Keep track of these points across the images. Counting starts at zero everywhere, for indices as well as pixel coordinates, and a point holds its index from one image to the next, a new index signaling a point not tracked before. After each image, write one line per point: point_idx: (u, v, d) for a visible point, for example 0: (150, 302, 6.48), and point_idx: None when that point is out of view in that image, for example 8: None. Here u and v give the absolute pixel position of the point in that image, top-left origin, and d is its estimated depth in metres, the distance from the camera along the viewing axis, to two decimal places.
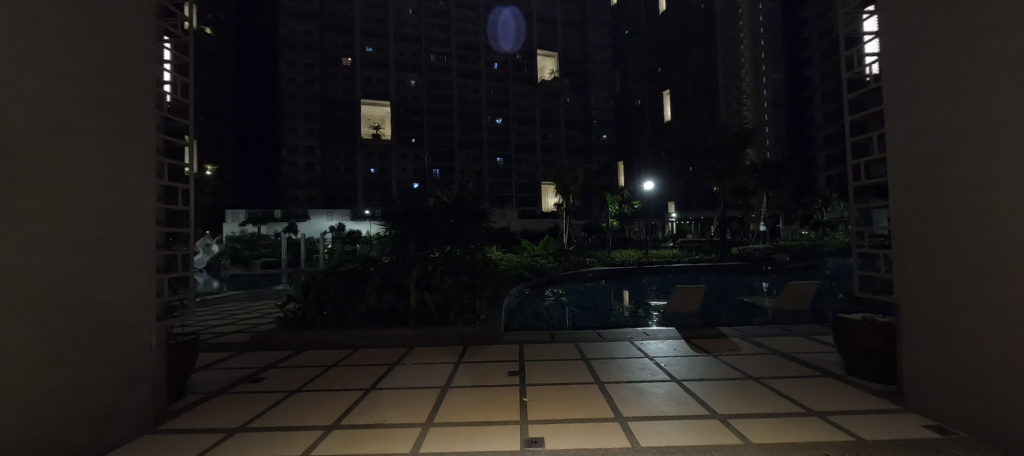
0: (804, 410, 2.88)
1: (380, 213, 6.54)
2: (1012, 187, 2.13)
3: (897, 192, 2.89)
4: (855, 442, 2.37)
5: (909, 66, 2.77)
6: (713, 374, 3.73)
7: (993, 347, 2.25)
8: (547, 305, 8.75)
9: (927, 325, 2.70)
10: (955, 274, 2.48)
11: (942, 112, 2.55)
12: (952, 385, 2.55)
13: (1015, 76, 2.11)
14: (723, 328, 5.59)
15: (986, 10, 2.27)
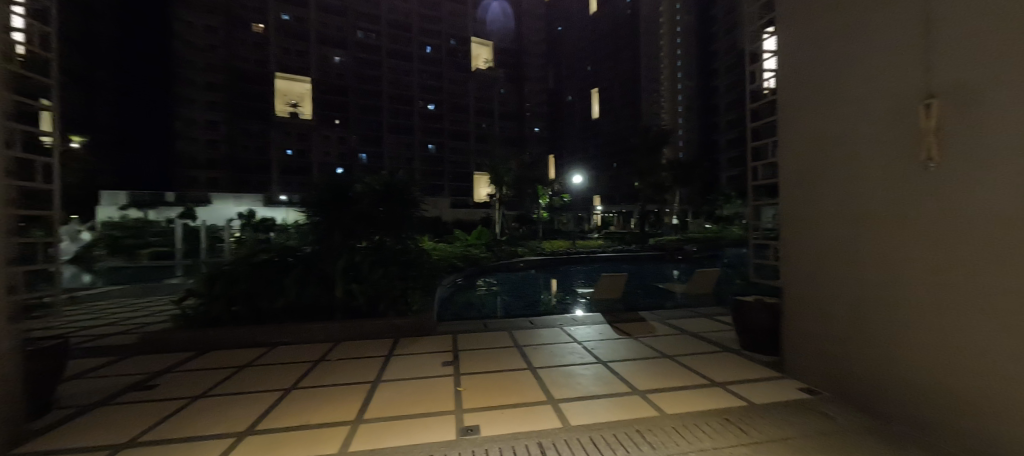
0: (709, 381, 3.37)
1: (300, 198, 5.83)
2: (871, 192, 2.67)
3: (785, 192, 3.44)
4: (748, 406, 2.86)
5: (801, 79, 3.25)
6: (634, 354, 4.14)
7: (854, 320, 2.83)
8: (480, 295, 8.84)
9: (803, 306, 3.30)
10: (826, 255, 3.05)
11: (824, 119, 3.05)
12: (821, 355, 3.16)
13: (869, 108, 2.68)
14: (643, 312, 6.20)
15: (865, 36, 2.71)
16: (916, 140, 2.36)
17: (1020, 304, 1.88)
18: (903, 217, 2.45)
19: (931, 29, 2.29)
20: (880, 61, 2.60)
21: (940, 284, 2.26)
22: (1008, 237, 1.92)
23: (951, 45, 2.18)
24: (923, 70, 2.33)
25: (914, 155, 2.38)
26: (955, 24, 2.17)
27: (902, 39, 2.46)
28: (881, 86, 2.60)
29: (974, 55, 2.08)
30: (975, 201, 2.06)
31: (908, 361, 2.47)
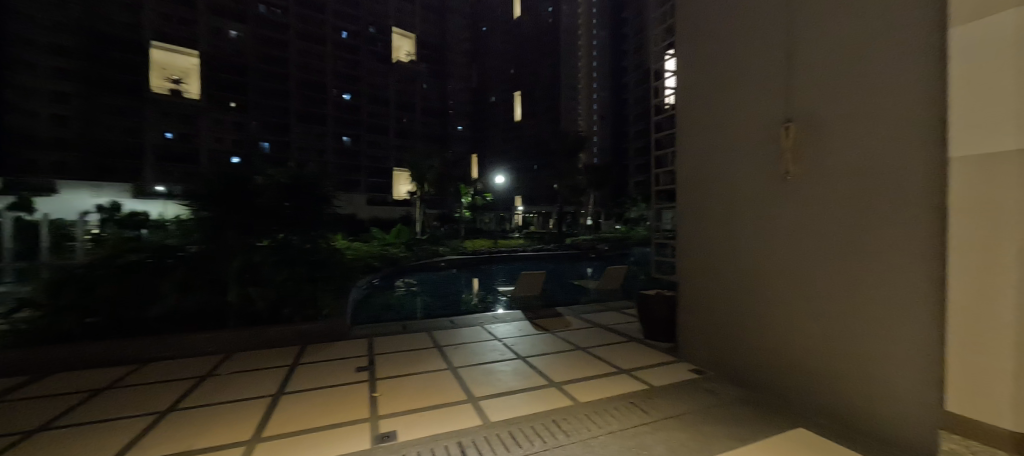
0: (617, 370, 3.45)
1: (182, 190, 4.97)
2: (753, 195, 2.81)
3: (681, 193, 3.49)
4: (649, 389, 2.90)
5: (696, 85, 3.33)
6: (550, 349, 4.21)
7: (737, 316, 2.96)
8: (399, 296, 8.40)
9: (694, 303, 3.39)
10: (706, 258, 3.24)
11: (705, 130, 3.25)
12: (707, 347, 3.29)
13: (752, 117, 2.83)
14: (560, 308, 6.41)
15: (740, 56, 2.93)
16: (780, 152, 2.60)
17: (880, 301, 2.06)
18: (769, 222, 2.68)
19: (791, 54, 2.54)
20: (752, 79, 2.84)
21: (798, 283, 2.50)
22: (852, 240, 2.18)
23: (807, 69, 2.44)
24: (786, 90, 2.58)
25: (778, 166, 2.61)
26: (809, 51, 2.44)
27: (768, 61, 2.71)
28: (753, 102, 2.83)
29: (822, 80, 2.34)
30: (834, 206, 2.27)
31: (771, 354, 2.70)
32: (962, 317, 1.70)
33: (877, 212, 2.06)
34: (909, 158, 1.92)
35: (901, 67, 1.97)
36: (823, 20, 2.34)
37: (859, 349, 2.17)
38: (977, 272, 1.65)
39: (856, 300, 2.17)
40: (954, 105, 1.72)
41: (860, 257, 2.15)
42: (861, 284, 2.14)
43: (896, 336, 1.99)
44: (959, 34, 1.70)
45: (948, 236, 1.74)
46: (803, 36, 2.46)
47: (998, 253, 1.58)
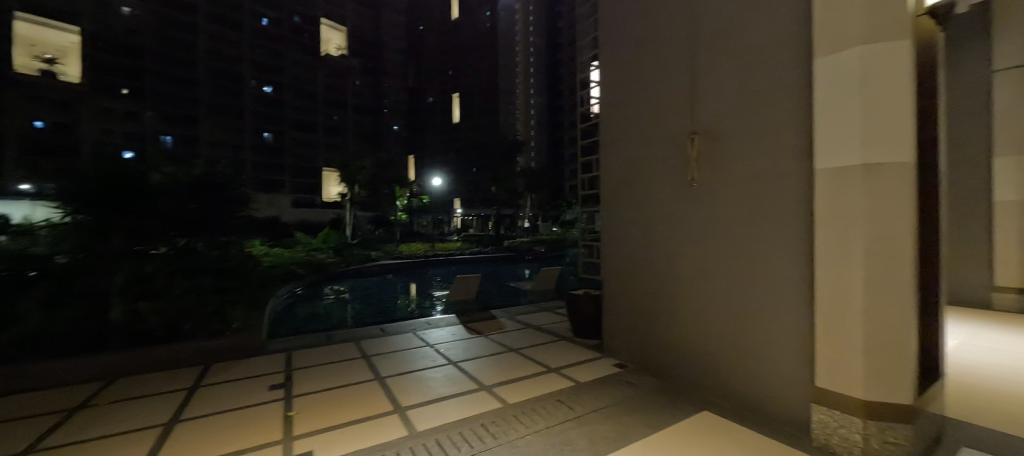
0: (546, 369, 3.40)
1: (54, 187, 4.23)
2: (665, 196, 2.88)
3: (604, 191, 3.50)
4: (575, 385, 2.89)
5: (617, 85, 3.33)
6: (481, 352, 4.17)
7: (653, 313, 3.02)
8: (328, 305, 7.89)
9: (617, 300, 3.41)
10: (624, 262, 3.29)
11: (621, 137, 3.29)
12: (627, 340, 3.33)
13: (663, 121, 2.89)
14: (495, 311, 6.42)
15: (651, 66, 3.00)
16: (687, 159, 2.71)
17: (767, 296, 2.19)
18: (678, 224, 2.77)
19: (692, 67, 2.65)
20: (661, 89, 2.92)
21: (703, 284, 2.60)
22: (744, 242, 2.33)
23: (707, 81, 2.55)
24: (690, 100, 2.68)
25: (685, 172, 2.72)
26: (709, 64, 2.54)
27: (675, 72, 2.80)
28: (662, 110, 2.91)
29: (719, 92, 2.46)
30: (731, 209, 2.40)
31: (680, 353, 2.79)
32: (828, 309, 1.86)
33: (766, 215, 2.19)
34: (790, 166, 2.07)
35: (782, 81, 2.11)
36: (719, 36, 2.46)
37: (750, 345, 2.29)
38: (837, 269, 1.81)
39: (749, 299, 2.30)
40: (817, 122, 1.89)
41: (753, 258, 2.29)
42: (754, 282, 2.26)
43: (780, 330, 2.12)
44: (820, 60, 1.86)
45: (815, 236, 1.91)
46: (704, 49, 2.57)
47: (851, 252, 1.75)
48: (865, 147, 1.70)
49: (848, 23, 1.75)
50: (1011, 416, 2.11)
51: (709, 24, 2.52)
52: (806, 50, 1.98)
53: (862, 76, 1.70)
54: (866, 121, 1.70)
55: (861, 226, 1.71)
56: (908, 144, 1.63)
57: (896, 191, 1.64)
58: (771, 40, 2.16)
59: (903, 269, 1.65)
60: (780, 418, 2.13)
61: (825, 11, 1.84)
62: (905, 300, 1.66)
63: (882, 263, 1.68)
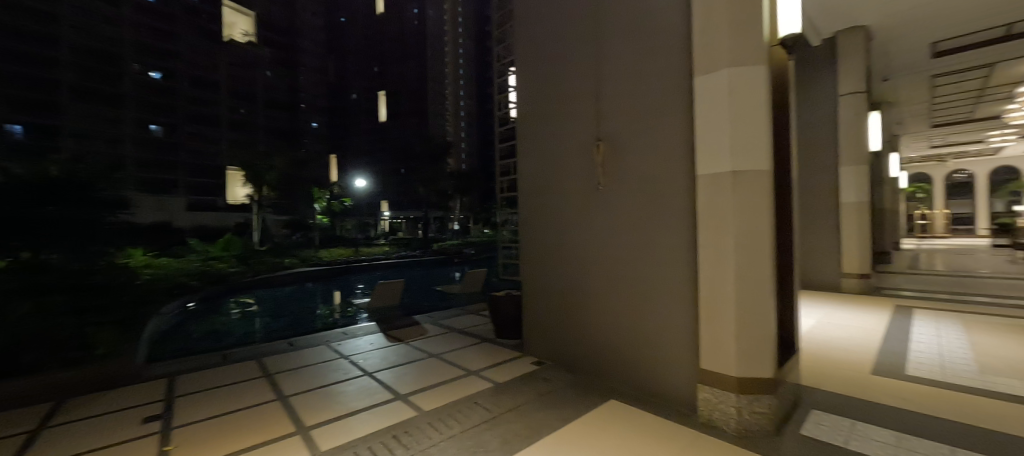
0: (464, 371, 3.12)
1: None
2: (573, 193, 2.88)
3: (521, 186, 3.35)
4: (493, 387, 2.74)
5: (533, 77, 3.22)
6: (403, 359, 3.57)
7: (564, 309, 3.00)
8: (229, 321, 7.12)
9: (532, 298, 3.32)
10: (537, 265, 3.22)
11: (533, 139, 3.22)
12: (540, 337, 3.26)
13: (573, 117, 2.88)
14: (418, 317, 5.59)
15: (560, 69, 2.98)
16: (592, 163, 2.72)
17: (662, 288, 2.30)
18: (588, 219, 2.77)
19: (598, 65, 2.66)
20: (569, 92, 2.90)
21: (607, 285, 2.64)
22: (642, 237, 2.41)
23: (610, 85, 2.58)
24: (595, 105, 2.70)
25: (591, 176, 2.73)
26: (610, 71, 2.58)
27: (581, 77, 2.80)
28: (571, 113, 2.90)
29: (619, 92, 2.52)
30: (631, 205, 2.47)
31: (588, 352, 2.81)
32: (708, 300, 2.05)
33: (659, 216, 2.30)
34: (678, 169, 2.21)
35: (670, 86, 2.23)
36: (618, 43, 2.51)
37: (648, 338, 2.39)
38: (713, 262, 2.02)
39: (646, 296, 2.39)
40: (697, 128, 2.08)
41: (648, 254, 2.38)
42: (650, 275, 2.37)
43: (671, 322, 2.26)
44: (700, 78, 2.04)
45: (698, 232, 2.09)
46: (606, 55, 2.59)
47: (724, 247, 1.96)
48: (734, 155, 1.91)
49: (721, 44, 1.95)
50: (844, 381, 2.55)
51: (610, 30, 2.55)
52: (687, 61, 2.13)
53: (730, 94, 1.92)
54: (733, 132, 1.92)
55: (731, 222, 1.94)
56: (763, 153, 1.90)
57: (755, 193, 1.90)
58: (663, 51, 2.25)
59: (762, 258, 1.91)
60: (672, 400, 2.27)
61: (705, 30, 2.01)
62: (762, 287, 1.92)
63: (747, 255, 1.92)
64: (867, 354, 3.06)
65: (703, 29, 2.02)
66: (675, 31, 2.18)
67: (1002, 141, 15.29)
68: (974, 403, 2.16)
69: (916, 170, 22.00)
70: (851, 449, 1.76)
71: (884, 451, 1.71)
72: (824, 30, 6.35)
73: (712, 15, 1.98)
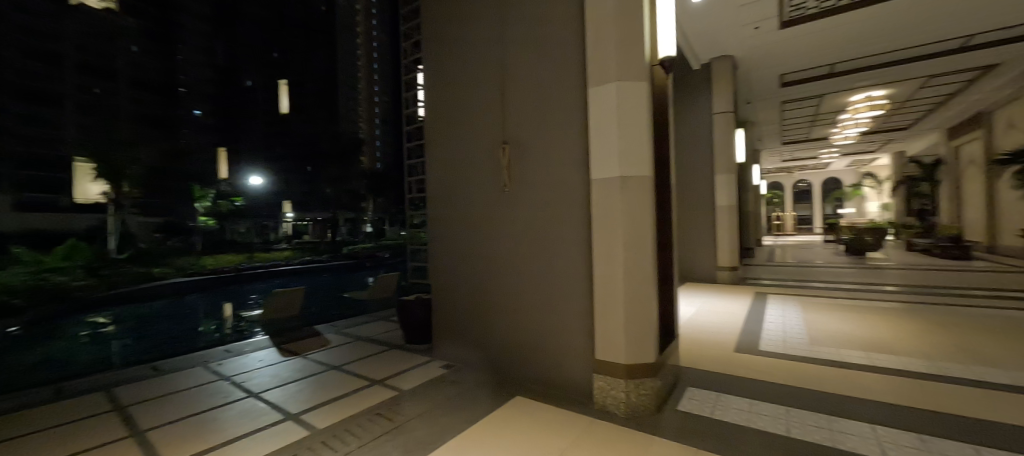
0: (368, 382, 2.94)
1: None
2: (482, 193, 2.86)
3: (429, 183, 3.24)
4: (399, 395, 2.62)
5: (441, 73, 3.15)
6: (298, 374, 3.27)
7: (473, 309, 2.96)
8: (71, 348, 5.87)
9: (441, 299, 3.22)
10: (446, 268, 3.13)
11: (442, 139, 3.15)
12: (449, 339, 3.18)
13: (481, 117, 2.87)
14: (320, 326, 5.14)
15: (468, 71, 2.97)
16: (498, 165, 2.75)
17: (562, 284, 2.41)
18: (495, 218, 2.77)
19: (504, 68, 2.70)
20: (476, 94, 2.90)
21: (513, 287, 2.68)
22: (545, 237, 2.50)
23: (515, 93, 2.64)
24: (501, 109, 2.73)
25: (497, 178, 2.75)
26: (515, 76, 2.64)
27: (488, 81, 2.81)
28: (478, 116, 2.89)
29: (524, 97, 2.58)
30: (536, 204, 2.54)
31: (496, 353, 2.82)
32: (600, 295, 2.19)
33: (560, 217, 2.42)
34: (575, 174, 2.34)
35: (570, 94, 2.35)
36: (523, 51, 2.58)
37: (551, 336, 2.48)
38: (604, 260, 2.16)
39: (549, 295, 2.49)
40: (592, 136, 2.21)
41: (551, 253, 2.47)
42: (553, 272, 2.46)
43: (571, 319, 2.38)
44: (594, 88, 2.19)
45: (593, 232, 2.22)
46: (511, 63, 2.65)
47: (614, 246, 2.12)
48: (623, 162, 2.08)
49: (610, 60, 2.11)
50: (713, 359, 2.97)
51: (515, 36, 2.62)
52: (583, 73, 2.28)
53: (617, 105, 2.10)
54: (621, 141, 2.10)
55: (619, 223, 2.10)
56: (644, 161, 2.12)
57: (639, 199, 2.10)
58: (563, 62, 2.38)
59: (644, 256, 2.12)
60: (572, 391, 2.39)
61: (596, 46, 2.17)
62: (645, 282, 2.13)
63: (633, 252, 2.10)
64: (730, 335, 3.60)
65: (594, 43, 2.17)
66: (572, 44, 2.33)
67: (828, 157, 19.19)
68: (801, 369, 2.68)
69: (772, 181, 26.38)
70: (714, 418, 2.02)
71: (737, 418, 2.02)
72: (701, 56, 7.21)
73: (602, 32, 2.14)
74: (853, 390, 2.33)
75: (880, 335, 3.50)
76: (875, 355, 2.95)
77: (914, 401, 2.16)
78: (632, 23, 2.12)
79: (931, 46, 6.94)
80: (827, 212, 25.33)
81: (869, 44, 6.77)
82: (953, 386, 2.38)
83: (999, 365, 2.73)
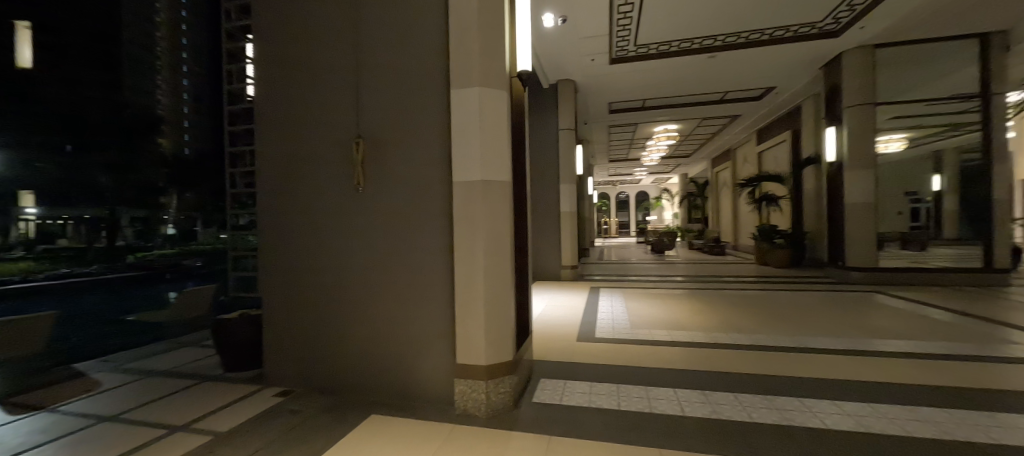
0: (168, 429, 2.23)
1: None
2: (332, 190, 2.52)
3: (262, 178, 2.66)
4: (214, 441, 2.06)
5: (279, 47, 2.63)
6: (39, 437, 2.24)
7: (320, 323, 2.56)
8: None
9: (276, 316, 2.67)
10: (284, 278, 2.63)
11: (278, 124, 2.62)
12: (288, 362, 2.67)
13: (333, 104, 2.51)
14: (82, 364, 3.67)
15: (314, 49, 2.56)
16: (351, 160, 2.46)
17: (424, 289, 2.32)
18: (348, 220, 2.48)
19: (361, 56, 2.44)
20: (326, 78, 2.53)
21: (369, 295, 2.44)
22: (406, 239, 2.35)
23: (373, 83, 2.41)
24: (356, 97, 2.45)
25: (350, 174, 2.46)
26: (373, 66, 2.42)
27: (340, 66, 2.49)
28: (328, 102, 2.53)
29: (384, 89, 2.39)
30: (396, 205, 2.37)
31: (348, 371, 2.50)
32: (461, 298, 2.18)
33: (422, 219, 2.32)
34: (438, 175, 2.28)
35: (433, 93, 2.28)
36: (383, 39, 2.38)
37: (411, 345, 2.35)
38: (466, 262, 2.16)
39: (409, 300, 2.35)
40: (456, 138, 2.18)
41: (412, 257, 2.34)
42: (414, 278, 2.34)
43: (433, 324, 2.30)
44: (457, 89, 2.16)
45: (455, 236, 2.19)
46: (369, 51, 2.42)
47: (475, 248, 2.14)
48: (484, 167, 2.13)
49: (473, 63, 2.13)
50: (562, 350, 3.32)
51: (374, 20, 2.39)
52: (446, 76, 2.24)
53: (480, 109, 2.13)
54: (483, 145, 2.13)
55: (480, 226, 2.13)
56: (504, 166, 2.22)
57: (499, 202, 2.19)
58: (427, 58, 2.29)
59: (504, 256, 2.22)
60: (434, 398, 2.31)
61: (459, 47, 2.15)
62: (505, 282, 2.23)
63: (493, 253, 2.17)
64: (572, 327, 4.10)
65: (458, 44, 2.16)
66: (436, 40, 2.26)
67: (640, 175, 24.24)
68: (623, 350, 3.26)
69: (601, 192, 31.70)
70: (564, 404, 2.25)
71: (582, 399, 2.30)
72: (551, 76, 8.04)
73: (465, 34, 2.15)
74: (661, 362, 2.93)
75: (671, 315, 4.57)
76: (670, 332, 3.82)
77: (698, 365, 2.87)
78: (492, 34, 2.20)
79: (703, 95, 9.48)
80: (640, 218, 31.95)
81: (669, 87, 8.82)
82: (714, 349, 3.27)
83: (736, 330, 3.90)
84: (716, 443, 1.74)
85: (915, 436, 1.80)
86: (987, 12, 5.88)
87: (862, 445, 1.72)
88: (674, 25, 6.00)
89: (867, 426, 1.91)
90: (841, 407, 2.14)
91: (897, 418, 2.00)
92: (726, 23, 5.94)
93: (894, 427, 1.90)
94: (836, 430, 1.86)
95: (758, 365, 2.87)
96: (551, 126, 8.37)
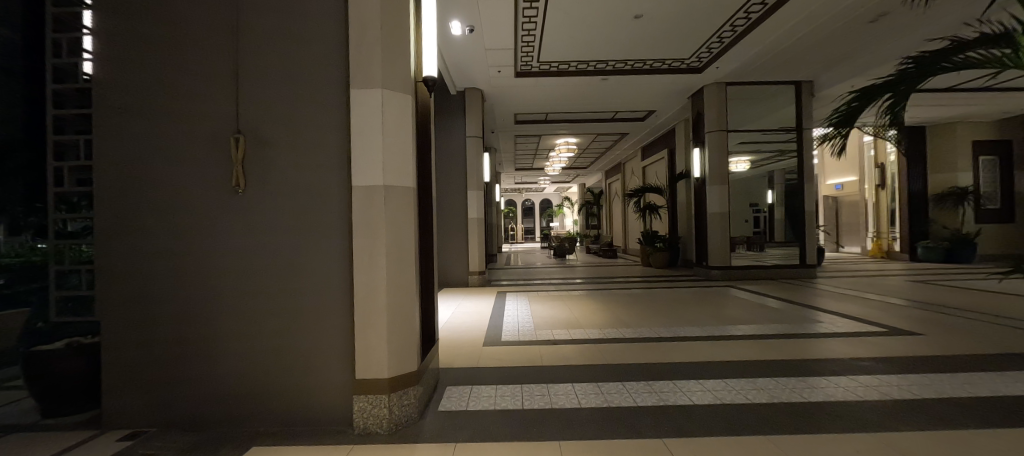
0: None
1: None
2: (204, 194, 2.18)
3: (104, 177, 2.17)
4: None
5: (134, 22, 2.19)
6: None
7: (186, 348, 2.18)
8: None
9: (123, 344, 2.19)
10: (135, 298, 2.18)
11: (129, 112, 2.19)
12: (139, 398, 2.20)
13: (208, 95, 2.19)
14: None
15: (181, 29, 2.19)
16: (228, 160, 2.16)
17: (319, 302, 2.13)
18: (224, 227, 2.17)
19: (243, 45, 2.17)
20: (195, 64, 2.19)
21: (251, 312, 2.16)
22: (296, 248, 2.14)
23: (257, 75, 2.17)
24: (235, 90, 2.17)
25: (227, 175, 2.15)
26: (260, 56, 2.17)
27: (215, 52, 2.18)
28: (199, 93, 2.19)
29: (271, 84, 2.16)
30: (285, 212, 2.15)
31: (222, 402, 2.17)
32: (360, 310, 2.05)
33: (314, 227, 2.14)
34: (334, 179, 2.13)
35: (331, 93, 2.14)
36: (271, 27, 2.16)
37: (301, 364, 2.14)
38: (364, 272, 2.05)
39: (299, 316, 2.14)
40: (354, 142, 2.06)
41: (304, 268, 2.14)
42: (306, 289, 2.14)
43: (328, 338, 2.13)
44: (355, 90, 2.05)
45: (354, 244, 2.06)
46: (253, 41, 2.16)
47: (376, 255, 2.04)
48: (386, 173, 2.05)
49: (374, 64, 2.05)
50: (466, 356, 3.35)
51: (257, 2, 2.15)
52: (345, 75, 2.12)
53: (382, 111, 2.05)
54: (385, 149, 2.06)
55: (381, 232, 2.04)
56: (408, 171, 2.17)
57: (403, 209, 2.13)
58: (322, 53, 2.14)
59: (407, 264, 2.16)
60: (329, 418, 2.14)
61: (359, 46, 2.06)
62: (409, 291, 2.17)
63: (396, 262, 2.10)
64: (476, 333, 4.14)
65: (357, 41, 2.06)
66: (332, 36, 2.14)
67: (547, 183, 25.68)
68: (522, 352, 3.41)
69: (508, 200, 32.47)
70: (469, 409, 2.28)
71: (486, 402, 2.35)
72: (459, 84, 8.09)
73: (366, 31, 2.06)
74: (557, 360, 3.16)
75: (567, 315, 4.93)
76: (569, 331, 4.12)
77: (592, 359, 3.16)
78: (398, 39, 2.14)
79: (597, 112, 10.45)
80: (547, 224, 33.80)
81: (576, 103, 9.56)
82: (604, 344, 3.62)
83: (619, 325, 4.38)
84: (604, 427, 1.94)
85: (753, 402, 2.24)
86: (802, 65, 7.64)
87: (719, 414, 2.07)
88: (573, 47, 6.53)
89: (720, 398, 2.31)
90: (703, 385, 2.54)
91: (740, 389, 2.45)
92: (627, 50, 6.69)
93: (740, 396, 2.33)
94: (700, 404, 2.21)
95: (638, 355, 3.27)
96: (458, 131, 8.40)
